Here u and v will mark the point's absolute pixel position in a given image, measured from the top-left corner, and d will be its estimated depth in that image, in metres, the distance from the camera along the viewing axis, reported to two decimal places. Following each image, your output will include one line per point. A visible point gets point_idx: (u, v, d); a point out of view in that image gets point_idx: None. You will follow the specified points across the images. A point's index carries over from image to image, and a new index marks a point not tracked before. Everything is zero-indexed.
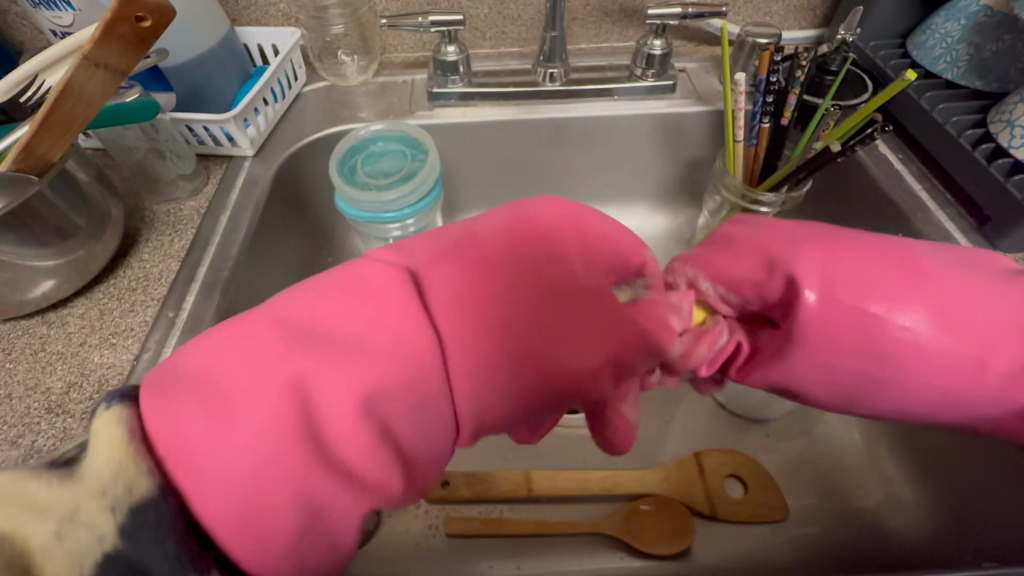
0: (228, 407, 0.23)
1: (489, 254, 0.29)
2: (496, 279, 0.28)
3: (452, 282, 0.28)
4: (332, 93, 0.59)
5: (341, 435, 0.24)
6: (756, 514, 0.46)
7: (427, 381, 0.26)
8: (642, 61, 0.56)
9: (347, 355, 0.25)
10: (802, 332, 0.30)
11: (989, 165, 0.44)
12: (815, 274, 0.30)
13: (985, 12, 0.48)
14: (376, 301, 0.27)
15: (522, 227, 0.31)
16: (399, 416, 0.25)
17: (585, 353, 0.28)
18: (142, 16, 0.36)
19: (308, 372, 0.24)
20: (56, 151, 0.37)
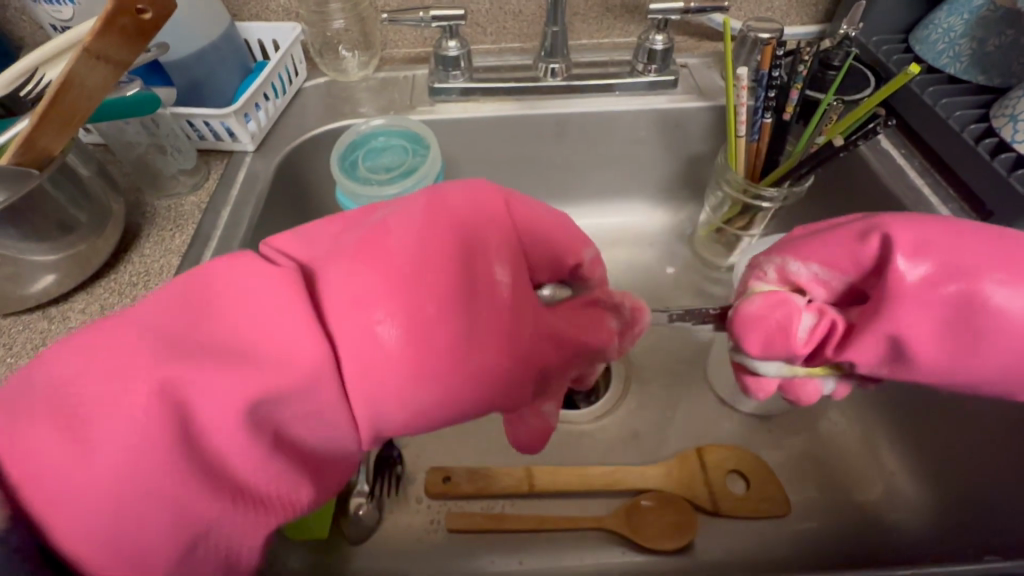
0: (87, 430, 0.20)
1: (397, 244, 0.27)
2: (405, 277, 0.26)
3: (351, 271, 0.26)
4: (332, 88, 0.59)
5: (225, 452, 0.22)
6: (757, 510, 0.46)
7: (326, 386, 0.24)
8: (644, 56, 0.56)
9: (232, 363, 0.22)
10: (904, 308, 0.28)
11: (992, 160, 0.44)
12: (908, 241, 0.29)
13: (989, 6, 0.48)
14: (266, 302, 0.24)
15: (436, 217, 0.28)
16: (292, 425, 0.24)
17: (495, 354, 0.27)
18: (142, 8, 0.35)
19: (185, 386, 0.22)
20: (58, 145, 0.37)
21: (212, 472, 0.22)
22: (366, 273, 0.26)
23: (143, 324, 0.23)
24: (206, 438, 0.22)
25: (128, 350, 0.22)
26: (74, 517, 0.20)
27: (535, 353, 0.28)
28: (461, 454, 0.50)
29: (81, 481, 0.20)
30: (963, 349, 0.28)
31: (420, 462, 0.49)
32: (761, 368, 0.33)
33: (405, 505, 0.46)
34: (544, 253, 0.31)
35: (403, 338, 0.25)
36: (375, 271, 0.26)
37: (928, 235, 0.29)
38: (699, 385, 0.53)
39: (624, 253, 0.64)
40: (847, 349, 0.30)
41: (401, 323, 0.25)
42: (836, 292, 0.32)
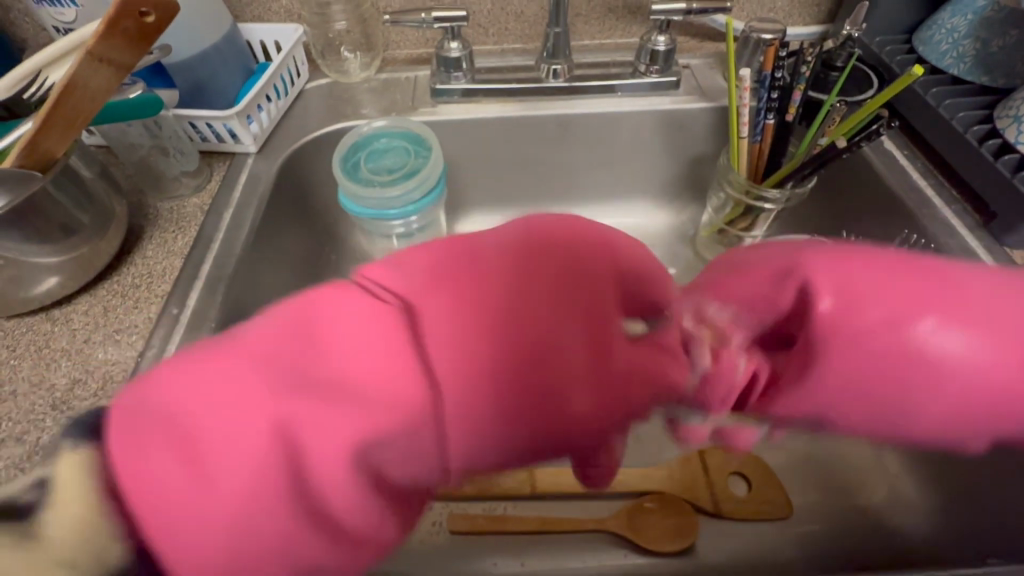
0: (205, 460, 0.20)
1: (493, 282, 0.26)
2: (504, 313, 0.25)
3: (448, 305, 0.25)
4: (334, 89, 0.59)
5: (335, 494, 0.21)
6: (758, 511, 0.46)
7: (421, 427, 0.23)
8: (646, 57, 0.56)
9: (343, 400, 0.22)
10: (818, 359, 0.28)
11: (996, 161, 0.43)
12: (830, 283, 0.28)
13: (992, 8, 0.47)
14: (371, 339, 0.23)
15: (525, 251, 0.28)
16: (393, 466, 0.23)
17: (592, 401, 0.25)
18: (145, 12, 0.36)
19: (297, 421, 0.21)
20: (60, 148, 0.37)
21: (322, 524, 0.22)
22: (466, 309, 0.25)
23: (252, 354, 0.22)
24: (316, 488, 0.21)
25: (246, 390, 0.21)
26: (196, 555, 0.20)
27: (627, 395, 0.26)
28: None
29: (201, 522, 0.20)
30: (887, 404, 0.27)
31: None
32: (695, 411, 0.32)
33: None
34: (631, 288, 0.30)
35: (495, 378, 0.24)
36: (468, 311, 0.25)
37: (849, 280, 0.28)
38: None
39: None
40: (777, 402, 0.30)
41: (500, 364, 0.24)
42: (762, 333, 0.31)
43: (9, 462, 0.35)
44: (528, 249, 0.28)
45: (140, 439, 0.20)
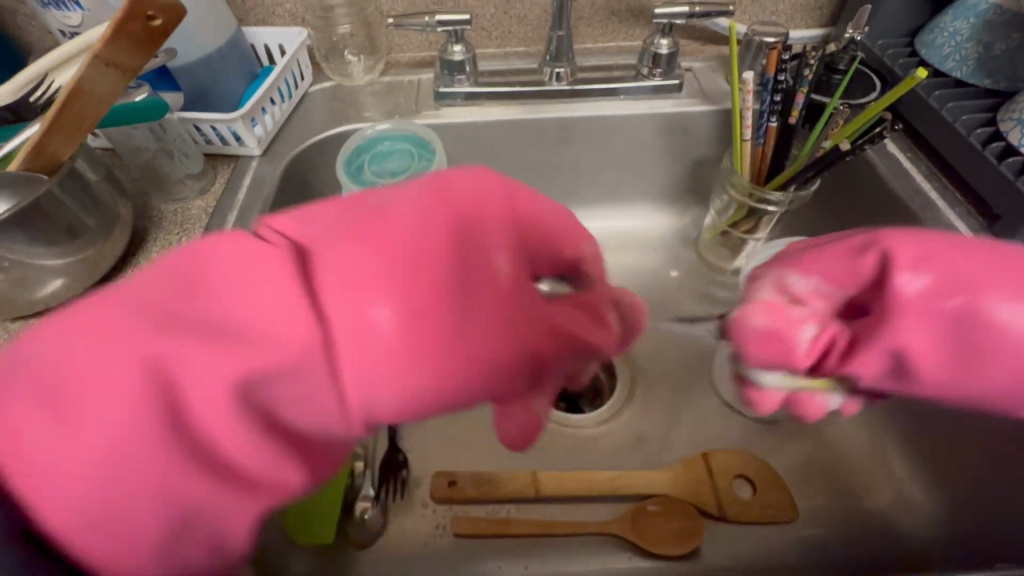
0: (71, 405, 0.20)
1: (400, 229, 0.25)
2: (398, 258, 0.24)
3: (348, 251, 0.24)
4: (337, 92, 0.59)
5: (216, 434, 0.21)
6: (762, 515, 0.45)
7: (315, 369, 0.22)
8: (649, 60, 0.56)
9: (219, 340, 0.21)
10: (927, 352, 0.27)
11: (999, 163, 0.44)
12: (909, 257, 0.28)
13: (995, 10, 0.48)
14: (255, 281, 0.22)
15: (439, 204, 0.26)
16: (286, 408, 0.22)
17: (491, 348, 0.25)
18: (152, 15, 0.36)
19: (169, 361, 0.21)
20: (66, 151, 0.37)
21: (205, 462, 0.21)
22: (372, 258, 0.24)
23: (128, 301, 0.22)
24: (193, 424, 0.21)
25: (114, 331, 0.21)
26: (66, 504, 0.20)
27: (537, 347, 0.26)
28: (466, 458, 0.50)
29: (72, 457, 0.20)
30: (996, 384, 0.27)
31: (425, 465, 0.49)
32: (762, 381, 0.31)
33: (411, 509, 0.46)
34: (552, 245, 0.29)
35: (401, 324, 0.23)
36: (372, 257, 0.24)
37: (949, 265, 0.27)
38: (704, 388, 0.53)
39: (629, 256, 0.64)
40: (854, 363, 0.28)
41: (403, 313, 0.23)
42: (838, 306, 0.30)
43: None
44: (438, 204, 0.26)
45: (10, 388, 0.20)
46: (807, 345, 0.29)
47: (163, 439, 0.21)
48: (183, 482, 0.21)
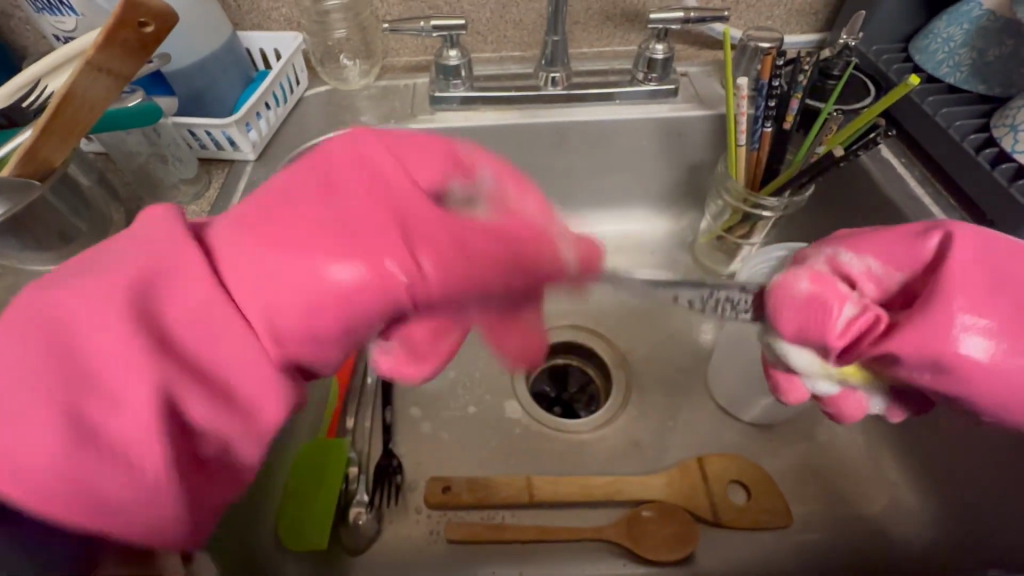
0: None
1: (279, 181, 0.28)
2: (272, 200, 0.27)
3: (235, 211, 0.27)
4: (333, 97, 0.59)
5: (109, 357, 0.22)
6: (757, 521, 0.45)
7: (206, 291, 0.24)
8: (644, 65, 0.56)
9: (109, 282, 0.24)
10: (975, 341, 0.29)
11: (992, 170, 0.44)
12: (970, 243, 0.31)
13: (989, 16, 0.48)
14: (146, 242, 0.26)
15: (313, 156, 0.28)
16: (184, 333, 0.24)
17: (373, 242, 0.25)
18: (144, 22, 0.35)
19: (63, 309, 0.23)
20: (59, 156, 0.37)
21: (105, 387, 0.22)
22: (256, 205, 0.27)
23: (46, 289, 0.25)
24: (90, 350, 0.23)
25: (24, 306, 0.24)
26: None
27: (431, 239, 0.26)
28: (461, 463, 0.50)
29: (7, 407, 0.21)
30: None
31: (420, 470, 0.49)
32: (795, 362, 0.34)
33: (404, 516, 0.46)
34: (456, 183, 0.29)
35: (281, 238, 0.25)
36: (252, 206, 0.27)
37: (1000, 264, 0.31)
38: (699, 393, 0.53)
39: (626, 259, 0.63)
40: (880, 342, 0.30)
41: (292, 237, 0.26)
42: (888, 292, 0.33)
43: None
44: (312, 152, 0.29)
45: None
46: (844, 320, 0.31)
47: (65, 368, 0.22)
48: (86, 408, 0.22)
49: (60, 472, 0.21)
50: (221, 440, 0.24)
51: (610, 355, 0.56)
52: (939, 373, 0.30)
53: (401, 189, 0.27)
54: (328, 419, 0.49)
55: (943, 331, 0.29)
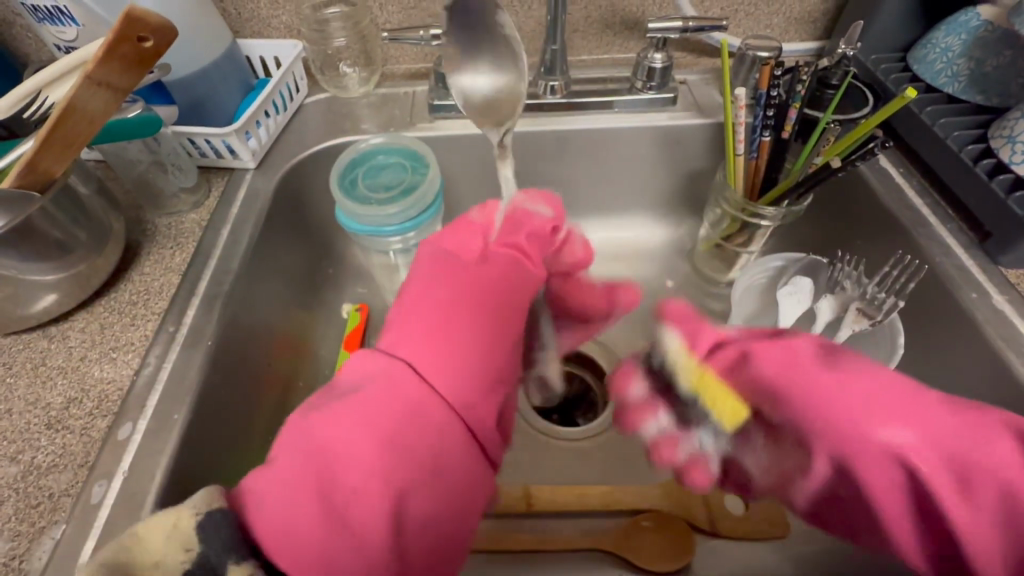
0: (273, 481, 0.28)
1: (441, 295, 0.35)
2: (444, 314, 0.34)
3: (412, 329, 0.34)
4: (333, 104, 0.59)
5: (369, 466, 0.28)
6: (756, 530, 0.45)
7: (423, 397, 0.31)
8: (643, 74, 0.56)
9: (353, 406, 0.30)
10: (815, 369, 0.29)
11: (990, 181, 0.44)
12: (775, 344, 0.31)
13: (986, 27, 0.48)
14: (370, 369, 0.32)
15: (456, 275, 0.36)
16: (416, 434, 0.29)
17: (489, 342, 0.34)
18: (143, 36, 0.36)
19: (323, 434, 0.29)
20: (59, 167, 0.37)
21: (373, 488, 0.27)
22: (405, 307, 0.35)
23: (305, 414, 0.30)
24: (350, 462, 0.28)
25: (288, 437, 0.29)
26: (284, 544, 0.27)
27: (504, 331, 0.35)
28: None
29: (282, 499, 0.27)
30: (861, 434, 0.28)
31: None
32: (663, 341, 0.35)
33: None
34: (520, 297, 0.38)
35: (449, 340, 0.33)
36: (425, 324, 0.34)
37: (786, 360, 0.30)
38: None
39: (624, 267, 0.64)
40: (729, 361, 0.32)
41: (447, 341, 0.33)
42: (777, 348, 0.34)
43: (2, 481, 0.35)
44: (448, 271, 0.37)
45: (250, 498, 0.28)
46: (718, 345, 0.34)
47: (337, 478, 0.28)
48: (360, 508, 0.27)
49: (350, 553, 0.27)
50: (438, 516, 0.29)
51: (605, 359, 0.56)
52: (775, 388, 0.30)
53: (488, 283, 0.36)
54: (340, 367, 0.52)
55: (782, 350, 0.31)
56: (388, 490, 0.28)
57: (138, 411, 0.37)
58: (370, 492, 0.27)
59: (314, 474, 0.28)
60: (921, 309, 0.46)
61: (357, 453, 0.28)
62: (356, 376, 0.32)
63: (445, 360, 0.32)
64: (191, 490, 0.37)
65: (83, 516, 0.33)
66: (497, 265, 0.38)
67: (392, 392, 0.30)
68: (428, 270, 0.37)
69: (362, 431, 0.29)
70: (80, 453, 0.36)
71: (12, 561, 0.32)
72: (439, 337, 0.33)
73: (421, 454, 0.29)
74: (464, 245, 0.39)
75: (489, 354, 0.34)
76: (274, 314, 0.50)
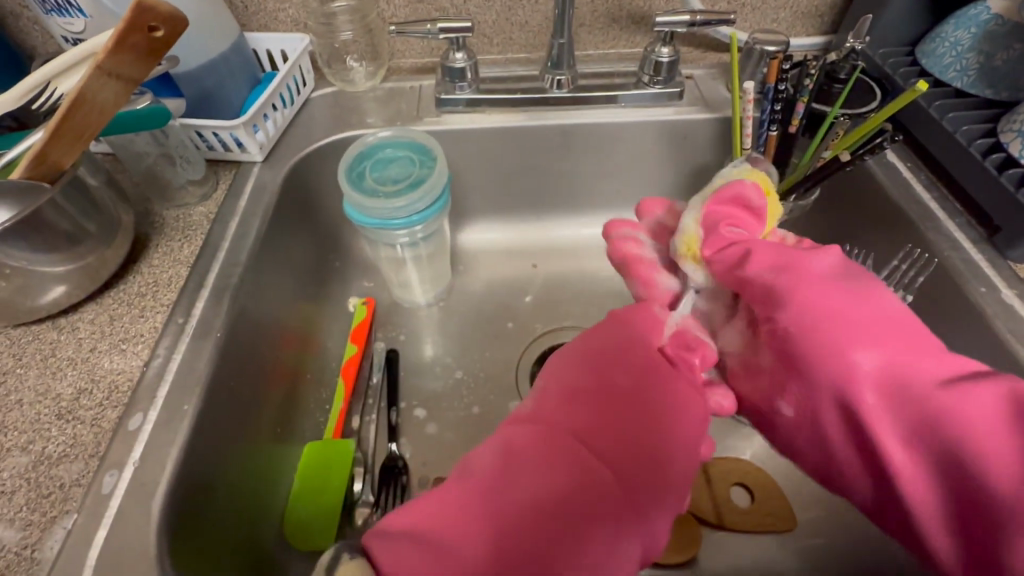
0: (436, 550, 0.24)
1: (608, 379, 0.31)
2: (612, 402, 0.30)
3: (580, 412, 0.29)
4: (340, 98, 0.59)
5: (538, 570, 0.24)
6: (762, 522, 0.46)
7: (599, 496, 0.26)
8: (650, 68, 0.56)
9: (530, 494, 0.26)
10: (829, 268, 0.32)
11: (1000, 175, 0.43)
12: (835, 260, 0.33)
13: (997, 21, 0.48)
14: (539, 452, 0.27)
15: (634, 355, 0.33)
16: (589, 541, 0.25)
17: (664, 438, 0.29)
18: (154, 26, 0.36)
19: (491, 519, 0.25)
20: (68, 158, 0.38)
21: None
22: (554, 384, 0.32)
23: (464, 482, 0.27)
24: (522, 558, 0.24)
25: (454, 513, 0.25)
26: None
27: (682, 421, 0.31)
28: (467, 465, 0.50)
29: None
30: (837, 351, 0.30)
31: (424, 470, 0.49)
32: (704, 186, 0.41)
33: None
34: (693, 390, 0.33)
35: (617, 433, 0.29)
36: (596, 405, 0.30)
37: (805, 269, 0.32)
38: None
39: None
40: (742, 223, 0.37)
41: (621, 434, 0.29)
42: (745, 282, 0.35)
43: (14, 471, 0.35)
44: (629, 349, 0.33)
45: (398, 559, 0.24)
46: (759, 208, 0.38)
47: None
48: None
49: None
50: None
51: None
52: (777, 266, 0.33)
53: (667, 368, 0.33)
54: (347, 360, 0.53)
55: (791, 260, 0.33)
56: None
57: (149, 402, 0.38)
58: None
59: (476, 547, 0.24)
60: (928, 303, 0.46)
61: (515, 520, 0.25)
62: (528, 458, 0.27)
63: (610, 458, 0.28)
64: (201, 481, 0.37)
65: (95, 506, 0.33)
66: (658, 383, 0.32)
67: (556, 459, 0.27)
68: (602, 346, 0.34)
69: (524, 500, 0.26)
70: (90, 444, 0.36)
71: (24, 550, 0.32)
72: (597, 420, 0.29)
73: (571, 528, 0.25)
74: (645, 317, 0.36)
75: (655, 448, 0.29)
76: (282, 307, 0.50)
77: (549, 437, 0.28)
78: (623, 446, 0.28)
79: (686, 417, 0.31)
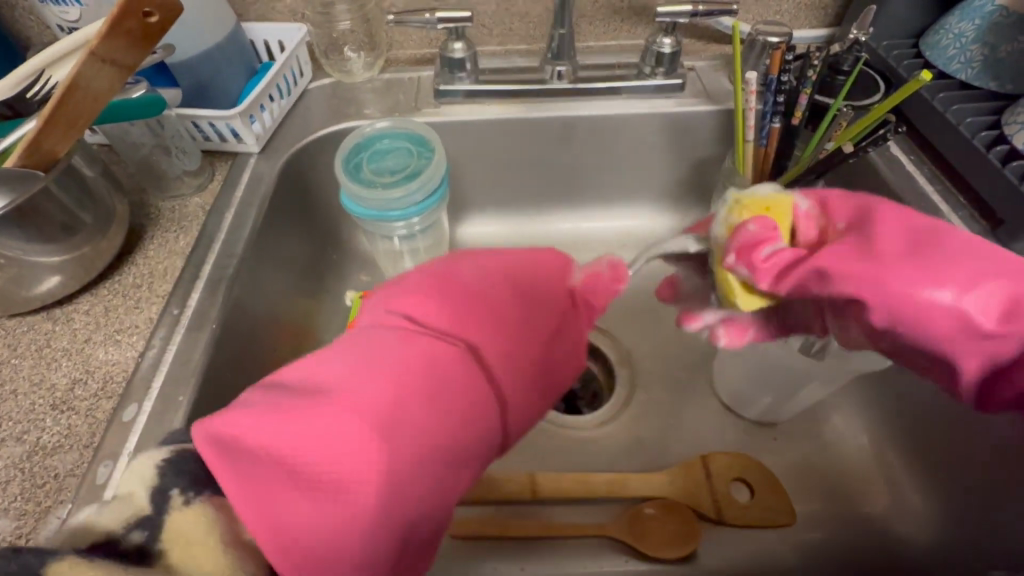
0: (304, 468, 0.24)
1: (506, 309, 0.31)
2: (509, 332, 0.30)
3: (479, 339, 0.29)
4: (337, 89, 0.59)
5: (408, 480, 0.25)
6: (762, 518, 0.45)
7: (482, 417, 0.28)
8: (652, 59, 0.55)
9: (415, 411, 0.26)
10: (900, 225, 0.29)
11: (1004, 168, 0.43)
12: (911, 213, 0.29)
13: (1001, 12, 0.47)
14: (424, 377, 0.27)
15: (526, 286, 0.32)
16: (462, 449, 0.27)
17: (543, 369, 0.30)
18: (149, 11, 0.36)
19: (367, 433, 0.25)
20: (63, 147, 0.37)
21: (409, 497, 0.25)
22: (461, 294, 0.31)
23: (345, 393, 0.26)
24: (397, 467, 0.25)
25: (331, 427, 0.25)
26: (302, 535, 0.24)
27: (557, 357, 0.31)
28: None
29: (307, 497, 0.24)
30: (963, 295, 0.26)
31: None
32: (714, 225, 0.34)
33: None
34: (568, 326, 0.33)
35: (511, 368, 0.29)
36: (490, 337, 0.29)
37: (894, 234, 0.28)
38: (701, 390, 0.53)
39: (630, 255, 0.63)
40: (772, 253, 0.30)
41: (513, 362, 0.29)
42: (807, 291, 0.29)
43: (8, 461, 0.35)
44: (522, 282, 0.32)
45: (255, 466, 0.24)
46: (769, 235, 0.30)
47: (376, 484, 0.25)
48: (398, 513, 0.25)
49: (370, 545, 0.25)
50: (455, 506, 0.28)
51: (613, 349, 0.56)
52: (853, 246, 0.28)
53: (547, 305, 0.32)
54: None
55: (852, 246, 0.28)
56: (424, 494, 0.26)
57: (143, 392, 0.37)
58: (430, 493, 0.26)
59: (369, 477, 0.25)
60: None
61: (399, 434, 0.26)
62: (415, 383, 0.27)
63: (500, 384, 0.29)
64: None
65: (89, 496, 0.33)
66: (547, 317, 0.32)
67: (448, 380, 0.27)
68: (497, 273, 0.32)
69: (408, 418, 0.26)
70: (85, 433, 0.36)
71: (18, 540, 0.32)
72: (498, 343, 0.29)
73: (469, 435, 0.27)
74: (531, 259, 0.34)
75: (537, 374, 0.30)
76: (278, 300, 0.49)
77: (449, 355, 0.28)
78: (514, 374, 0.29)
79: (560, 359, 0.32)
